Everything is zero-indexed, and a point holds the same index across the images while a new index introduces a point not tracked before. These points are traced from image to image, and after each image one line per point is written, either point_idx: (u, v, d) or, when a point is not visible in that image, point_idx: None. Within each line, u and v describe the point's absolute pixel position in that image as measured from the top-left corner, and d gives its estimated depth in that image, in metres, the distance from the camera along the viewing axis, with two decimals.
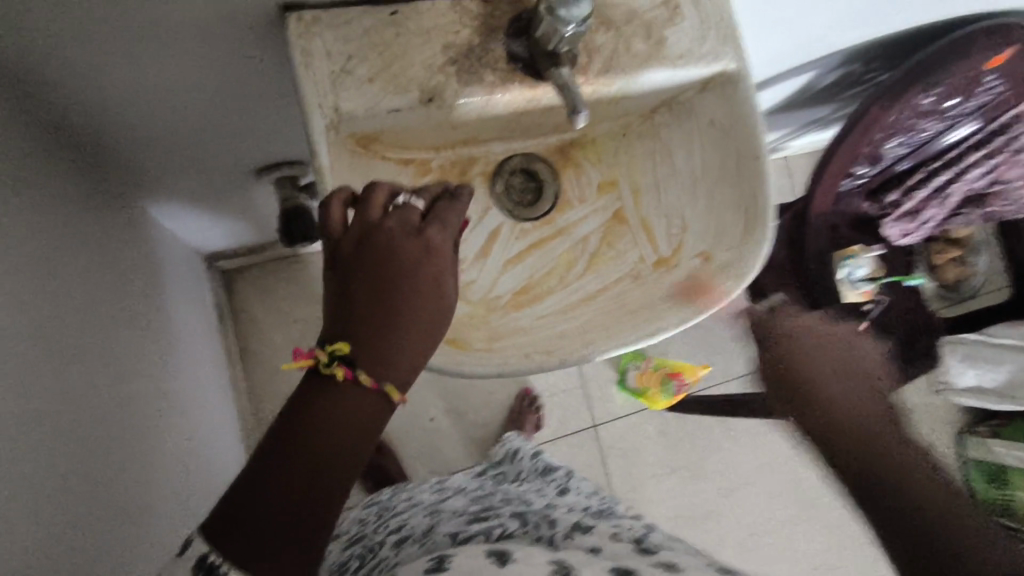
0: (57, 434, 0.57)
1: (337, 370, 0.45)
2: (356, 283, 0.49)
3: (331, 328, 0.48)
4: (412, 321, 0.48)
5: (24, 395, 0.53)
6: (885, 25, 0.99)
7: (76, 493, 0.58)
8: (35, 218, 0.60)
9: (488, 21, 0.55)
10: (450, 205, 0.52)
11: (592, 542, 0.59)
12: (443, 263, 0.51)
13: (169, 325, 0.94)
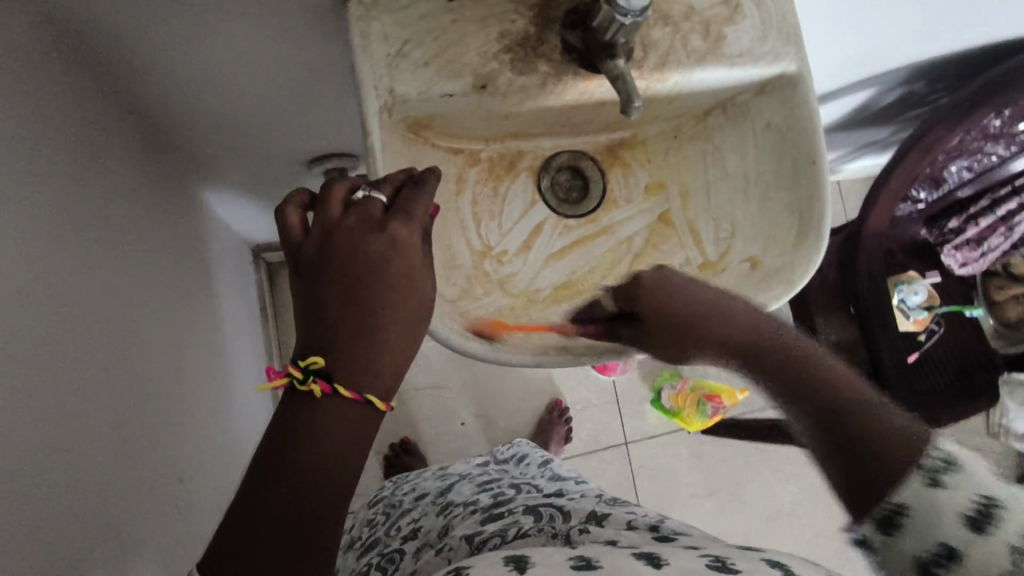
0: (93, 397, 0.58)
1: (313, 386, 0.46)
2: (324, 286, 0.49)
3: (308, 335, 0.49)
4: (388, 320, 0.48)
5: (62, 357, 0.54)
6: (956, 42, 0.95)
7: (104, 458, 0.59)
8: (89, 184, 0.62)
9: (545, 12, 0.56)
10: (414, 193, 0.51)
11: (609, 536, 0.59)
12: (412, 257, 0.50)
13: (212, 307, 0.96)
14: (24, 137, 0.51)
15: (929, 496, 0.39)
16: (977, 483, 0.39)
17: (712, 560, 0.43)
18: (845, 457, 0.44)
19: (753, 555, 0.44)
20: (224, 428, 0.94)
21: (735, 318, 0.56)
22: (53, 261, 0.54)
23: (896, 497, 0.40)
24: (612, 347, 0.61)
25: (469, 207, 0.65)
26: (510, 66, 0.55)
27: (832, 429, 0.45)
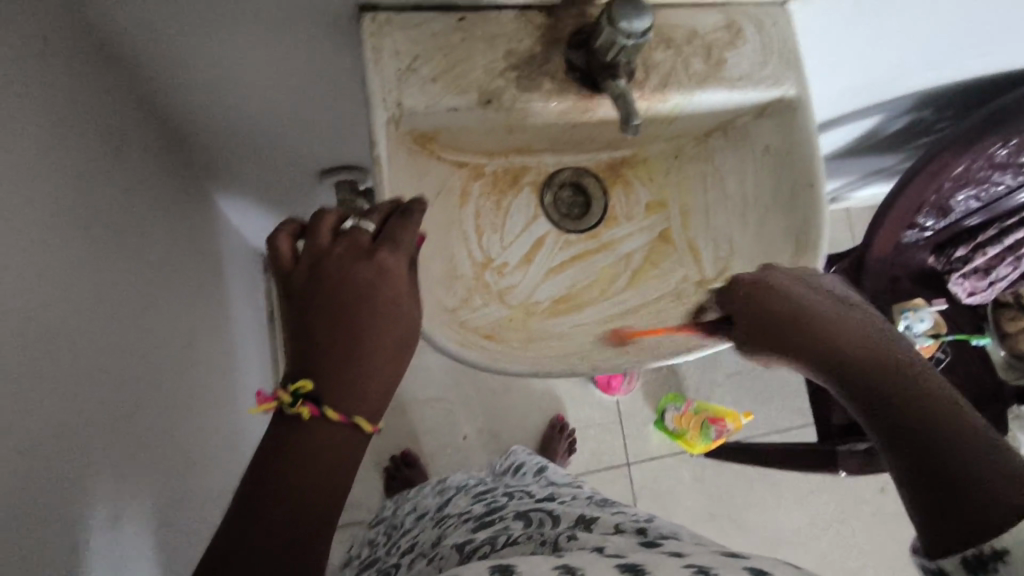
0: (107, 391, 0.59)
1: (302, 409, 0.46)
2: (312, 312, 0.49)
3: (296, 359, 0.49)
4: (375, 345, 0.49)
5: (83, 354, 0.55)
6: (964, 72, 0.96)
7: (111, 454, 0.60)
8: (116, 187, 0.64)
9: (551, 32, 0.57)
10: (402, 222, 0.52)
11: (597, 541, 0.56)
12: (398, 283, 0.51)
13: (222, 312, 0.98)
14: (51, 139, 0.53)
15: None
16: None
17: (695, 571, 0.44)
18: (950, 492, 0.41)
19: (737, 564, 0.45)
20: (228, 432, 0.95)
21: (825, 319, 0.52)
22: (80, 262, 0.56)
23: (996, 542, 0.38)
24: (608, 359, 0.62)
25: (471, 220, 0.66)
26: (516, 84, 0.57)
27: (932, 455, 0.42)
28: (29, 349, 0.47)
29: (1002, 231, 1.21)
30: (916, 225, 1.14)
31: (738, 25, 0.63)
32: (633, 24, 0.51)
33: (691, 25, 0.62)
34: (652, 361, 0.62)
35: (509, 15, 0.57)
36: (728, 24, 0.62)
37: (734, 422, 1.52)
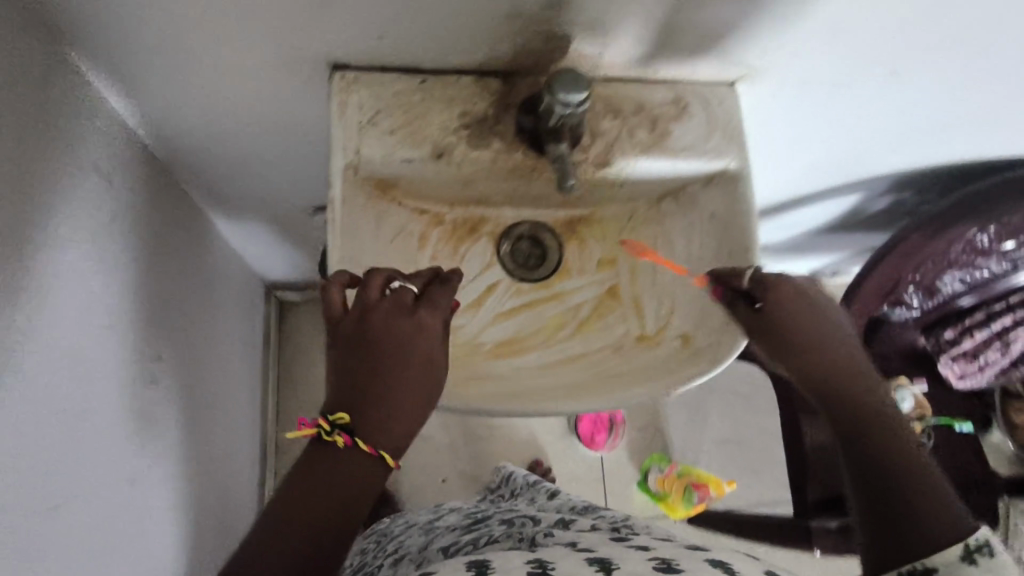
0: (80, 393, 0.64)
1: (337, 438, 0.52)
2: (358, 359, 0.56)
3: (336, 393, 0.56)
4: (407, 390, 0.55)
5: (66, 354, 0.61)
6: (932, 158, 0.99)
7: (81, 453, 0.64)
8: (114, 207, 0.70)
9: (504, 98, 0.63)
10: (442, 288, 0.60)
11: (571, 538, 0.59)
12: (432, 342, 0.57)
13: (211, 333, 1.03)
14: (65, 165, 0.60)
15: (959, 569, 0.50)
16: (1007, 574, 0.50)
17: (658, 562, 0.47)
18: (890, 510, 0.54)
19: (699, 558, 0.48)
20: (204, 446, 0.99)
21: (831, 356, 0.60)
22: (75, 270, 0.63)
23: (928, 562, 0.51)
24: (530, 404, 0.64)
25: (428, 262, 0.71)
26: (467, 140, 0.62)
27: (886, 485, 0.55)
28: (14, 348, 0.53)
29: (991, 316, 1.23)
30: (902, 304, 1.18)
31: (685, 102, 0.68)
32: (570, 96, 0.56)
33: (639, 98, 0.67)
34: (569, 407, 0.64)
35: (467, 79, 0.63)
36: (675, 100, 0.68)
37: (717, 489, 1.52)
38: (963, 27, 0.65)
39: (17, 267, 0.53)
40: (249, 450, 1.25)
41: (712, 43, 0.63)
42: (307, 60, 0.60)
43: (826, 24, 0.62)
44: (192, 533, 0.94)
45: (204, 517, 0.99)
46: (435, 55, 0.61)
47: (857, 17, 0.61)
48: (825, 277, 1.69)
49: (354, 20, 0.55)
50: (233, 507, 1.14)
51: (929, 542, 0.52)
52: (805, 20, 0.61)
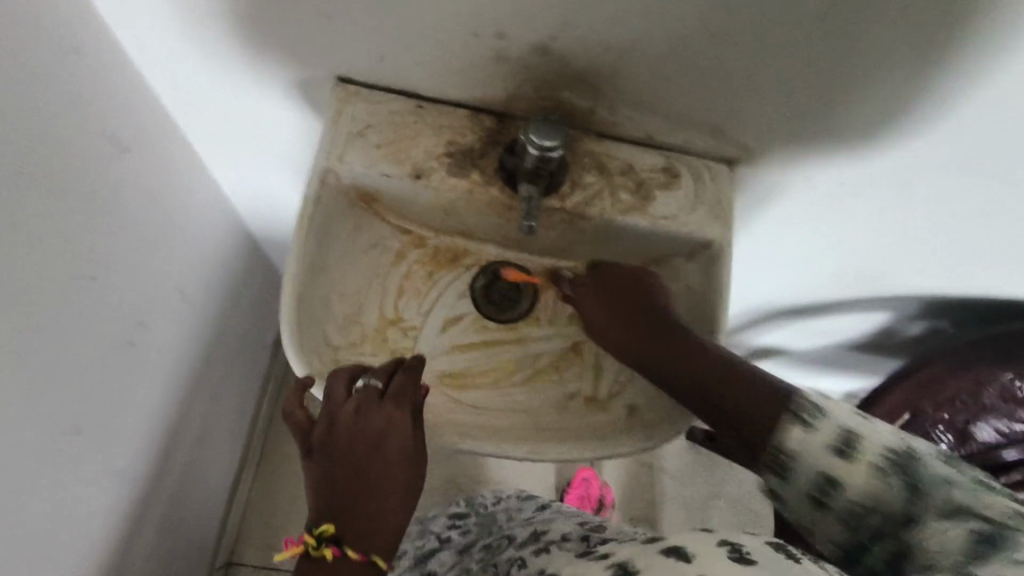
0: (61, 332, 0.67)
1: (326, 550, 0.55)
2: (336, 470, 0.59)
3: (321, 505, 0.59)
4: (384, 493, 0.58)
5: (42, 287, 0.63)
6: (968, 287, 0.94)
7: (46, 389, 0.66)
8: (134, 175, 0.75)
9: (494, 135, 0.66)
10: (405, 379, 0.61)
11: (544, 563, 0.57)
12: (403, 435, 0.59)
13: (215, 317, 1.07)
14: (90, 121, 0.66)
15: (852, 469, 0.44)
16: (840, 418, 0.45)
17: (614, 568, 0.42)
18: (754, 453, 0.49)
19: (654, 550, 0.41)
20: (179, 424, 1.00)
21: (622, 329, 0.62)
22: (72, 213, 0.66)
23: (824, 476, 0.44)
24: (446, 436, 0.64)
25: (396, 280, 0.72)
26: (446, 168, 0.64)
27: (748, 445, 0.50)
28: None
29: None
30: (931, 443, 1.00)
31: (676, 172, 0.68)
32: (542, 141, 0.58)
33: (629, 160, 0.67)
34: (484, 450, 0.63)
35: (461, 113, 0.66)
36: (666, 169, 0.68)
37: None
38: (971, 146, 0.63)
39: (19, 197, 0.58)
40: (227, 449, 1.24)
41: (704, 116, 0.63)
42: (317, 70, 0.65)
43: (818, 118, 0.62)
44: (138, 513, 0.92)
45: (156, 500, 0.96)
46: (433, 84, 0.64)
47: (849, 117, 0.61)
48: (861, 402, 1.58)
49: (355, 36, 0.59)
50: (194, 502, 1.12)
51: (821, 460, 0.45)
52: (794, 107, 0.61)
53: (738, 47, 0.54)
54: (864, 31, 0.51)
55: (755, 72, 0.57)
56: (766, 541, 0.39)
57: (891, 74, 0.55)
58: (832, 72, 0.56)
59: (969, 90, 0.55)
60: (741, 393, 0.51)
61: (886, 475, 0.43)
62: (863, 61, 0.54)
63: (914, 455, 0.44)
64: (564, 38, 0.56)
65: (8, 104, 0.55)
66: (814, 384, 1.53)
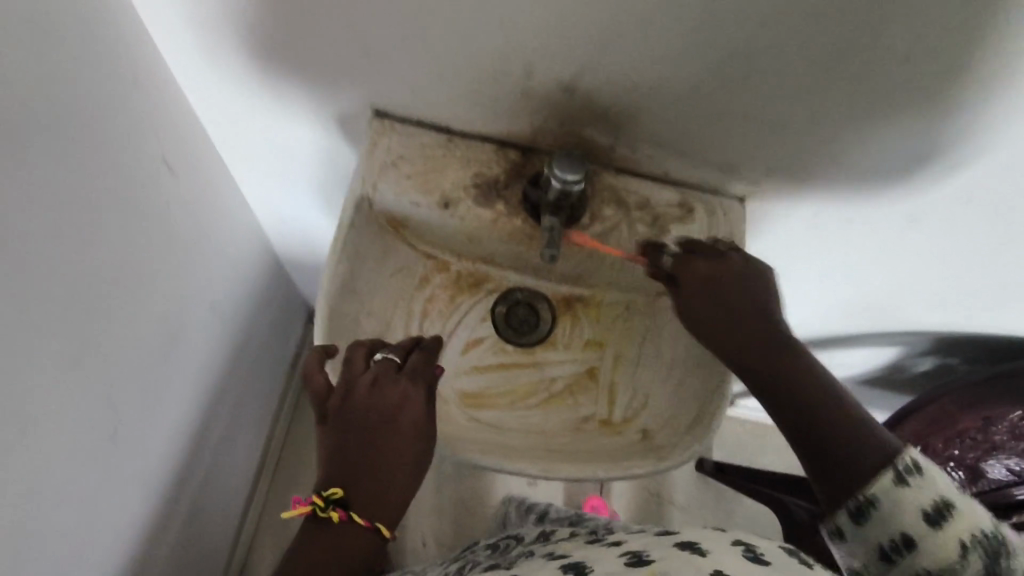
0: (102, 341, 0.71)
1: (333, 513, 0.57)
2: (349, 435, 0.60)
3: (329, 471, 0.60)
4: (396, 460, 0.60)
5: (88, 299, 0.67)
6: (973, 324, 0.96)
7: (84, 396, 0.69)
8: (174, 195, 0.80)
9: (518, 169, 0.70)
10: (423, 359, 0.65)
11: (552, 549, 0.58)
12: (417, 412, 0.62)
13: (239, 333, 1.11)
14: (136, 142, 0.71)
15: (941, 537, 0.46)
16: (938, 486, 0.48)
17: (630, 556, 0.44)
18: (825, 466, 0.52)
19: (667, 544, 0.45)
20: (202, 435, 1.03)
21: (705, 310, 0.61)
22: (119, 227, 0.70)
23: (907, 532, 0.47)
24: (465, 451, 0.65)
25: (421, 303, 0.75)
26: (473, 198, 0.68)
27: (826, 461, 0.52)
28: (35, 258, 0.59)
29: None
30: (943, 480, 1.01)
31: (690, 208, 0.71)
32: (566, 175, 0.62)
33: (646, 196, 0.71)
34: (501, 468, 0.65)
35: (489, 147, 0.70)
36: (681, 204, 0.71)
37: None
38: (973, 185, 0.66)
39: (70, 210, 0.62)
40: (244, 463, 1.27)
41: (716, 154, 0.67)
42: (355, 104, 0.70)
43: (825, 154, 0.65)
44: (160, 521, 0.94)
45: (178, 510, 0.99)
46: (463, 119, 0.68)
47: (855, 153, 0.64)
48: None
49: (395, 73, 0.64)
50: (212, 513, 1.14)
51: (909, 517, 0.47)
52: (801, 145, 0.64)
53: (745, 85, 0.58)
54: (865, 70, 0.54)
55: (763, 110, 0.61)
56: (781, 547, 0.46)
57: (892, 110, 0.58)
58: (839, 110, 0.59)
59: (971, 128, 0.59)
60: (852, 432, 0.52)
61: (972, 557, 0.46)
62: (865, 98, 0.58)
63: (1002, 546, 0.47)
64: (589, 80, 0.60)
65: (69, 127, 0.61)
66: None
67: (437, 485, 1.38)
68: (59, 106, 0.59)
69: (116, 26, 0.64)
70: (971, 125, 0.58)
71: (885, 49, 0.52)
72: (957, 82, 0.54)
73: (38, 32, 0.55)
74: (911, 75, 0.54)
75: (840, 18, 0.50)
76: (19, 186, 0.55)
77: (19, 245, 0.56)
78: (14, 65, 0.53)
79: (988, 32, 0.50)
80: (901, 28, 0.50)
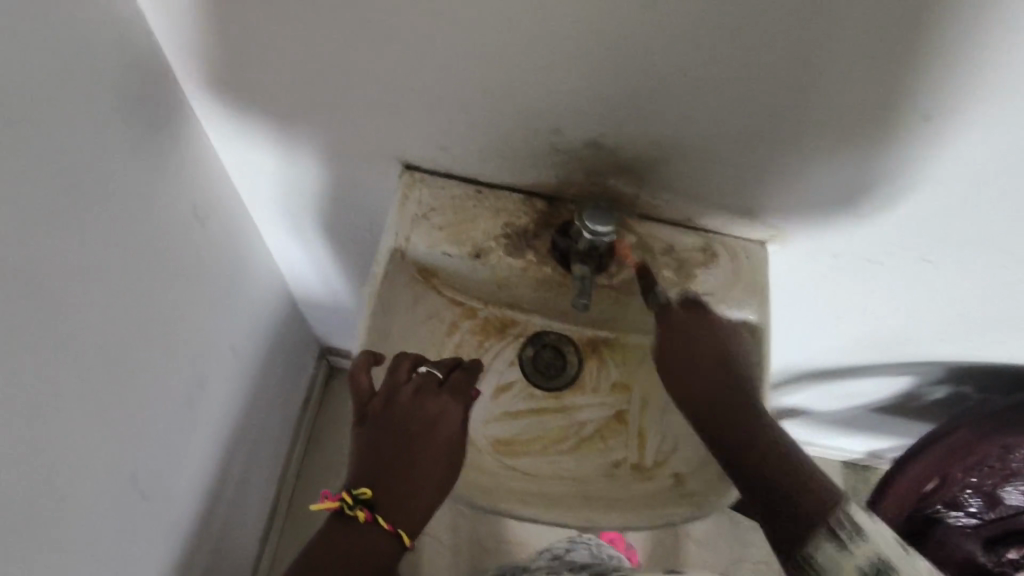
0: (132, 393, 0.71)
1: (359, 512, 0.59)
2: (385, 440, 0.62)
3: (359, 470, 0.62)
4: (428, 470, 0.62)
5: (119, 353, 0.67)
6: (987, 355, 0.97)
7: (113, 450, 0.69)
8: (201, 246, 0.81)
9: (546, 218, 0.71)
10: (463, 379, 0.67)
11: None
12: (452, 426, 0.65)
13: (257, 376, 1.11)
14: (169, 196, 0.72)
15: None
16: (877, 549, 0.46)
17: None
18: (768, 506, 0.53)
19: None
20: (220, 480, 1.02)
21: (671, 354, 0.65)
22: (150, 280, 0.71)
23: None
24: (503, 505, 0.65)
25: (450, 350, 0.76)
26: (503, 248, 0.70)
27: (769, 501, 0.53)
28: (74, 316, 0.59)
29: None
30: (960, 507, 1.05)
31: (714, 252, 0.73)
32: (597, 227, 0.64)
33: (670, 241, 0.73)
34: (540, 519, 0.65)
35: (516, 197, 0.72)
36: (704, 249, 0.73)
37: None
38: (986, 226, 0.68)
39: (105, 268, 0.63)
40: (259, 506, 1.25)
41: (735, 199, 0.69)
42: (385, 157, 0.71)
43: (802, 180, 0.65)
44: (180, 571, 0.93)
45: (196, 559, 0.97)
46: (492, 172, 0.70)
47: (826, 181, 0.65)
48: (883, 462, 1.66)
49: (426, 131, 0.66)
50: (228, 559, 1.12)
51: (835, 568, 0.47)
52: (783, 176, 0.65)
53: (710, 116, 0.59)
54: (819, 96, 0.55)
55: (740, 141, 0.61)
56: None
57: (857, 133, 0.58)
58: (853, 158, 0.61)
59: (982, 174, 0.60)
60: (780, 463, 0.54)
61: None
62: (828, 123, 0.58)
63: None
64: (617, 135, 0.62)
65: (105, 186, 0.62)
66: (837, 440, 1.56)
67: (450, 528, 1.37)
68: (97, 167, 0.60)
69: (153, 87, 0.65)
70: (929, 143, 0.58)
71: (835, 76, 0.53)
72: (909, 104, 0.54)
73: (85, 98, 0.57)
74: (872, 99, 0.55)
75: (778, 49, 0.51)
76: (56, 246, 0.56)
77: (56, 306, 0.57)
78: (56, 133, 0.55)
79: (934, 59, 0.50)
80: (850, 58, 0.51)
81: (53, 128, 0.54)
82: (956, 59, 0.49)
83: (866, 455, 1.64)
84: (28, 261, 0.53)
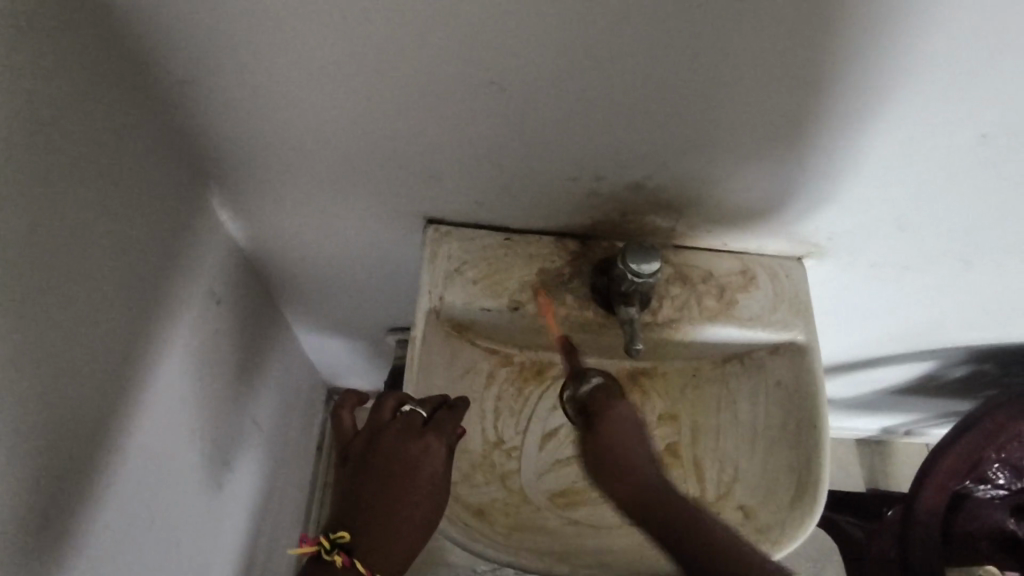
0: (165, 486, 0.67)
1: (336, 557, 0.54)
2: (365, 479, 0.58)
3: (338, 514, 0.58)
4: (410, 513, 0.57)
5: (151, 451, 0.64)
6: (1013, 337, 0.97)
7: (149, 550, 0.65)
8: (223, 323, 0.77)
9: (580, 259, 0.70)
10: (448, 415, 0.61)
11: None
12: (438, 465, 0.59)
13: (279, 438, 1.06)
14: (191, 279, 0.68)
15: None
16: None
17: None
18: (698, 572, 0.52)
19: None
20: (251, 549, 0.97)
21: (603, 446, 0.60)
22: (179, 370, 0.68)
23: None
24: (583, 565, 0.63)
25: (493, 402, 0.73)
26: (541, 295, 0.68)
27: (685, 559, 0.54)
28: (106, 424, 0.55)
29: None
30: (987, 481, 1.02)
31: (753, 275, 0.71)
32: (641, 267, 0.62)
33: (707, 269, 0.71)
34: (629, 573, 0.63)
35: (548, 241, 0.70)
36: (743, 272, 0.71)
37: None
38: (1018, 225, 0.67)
39: (134, 364, 0.59)
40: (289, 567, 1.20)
41: (773, 222, 0.67)
42: (410, 213, 0.69)
43: (837, 197, 0.63)
44: None
45: None
46: (521, 218, 0.69)
47: (857, 202, 0.64)
48: (897, 437, 1.67)
49: (457, 185, 0.64)
50: None
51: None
52: (812, 193, 0.63)
53: (735, 141, 0.57)
54: (854, 114, 0.53)
55: (764, 159, 0.59)
56: None
57: (891, 147, 0.56)
58: (888, 179, 0.60)
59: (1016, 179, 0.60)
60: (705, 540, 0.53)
61: None
62: (860, 142, 0.56)
63: None
64: (659, 175, 0.61)
65: (138, 280, 0.58)
66: (853, 422, 1.59)
67: None
68: (128, 264, 0.56)
69: (174, 171, 0.61)
70: (961, 146, 0.56)
71: (867, 97, 0.51)
72: (931, 117, 0.53)
73: (116, 195, 0.53)
74: (906, 113, 0.52)
75: (812, 70, 0.49)
76: (93, 353, 0.52)
77: (91, 415, 0.53)
78: (98, 240, 0.51)
79: (970, 81, 0.49)
80: (885, 78, 0.49)
81: (95, 237, 0.51)
82: (973, 71, 0.48)
83: (881, 432, 1.66)
84: (69, 375, 0.50)
